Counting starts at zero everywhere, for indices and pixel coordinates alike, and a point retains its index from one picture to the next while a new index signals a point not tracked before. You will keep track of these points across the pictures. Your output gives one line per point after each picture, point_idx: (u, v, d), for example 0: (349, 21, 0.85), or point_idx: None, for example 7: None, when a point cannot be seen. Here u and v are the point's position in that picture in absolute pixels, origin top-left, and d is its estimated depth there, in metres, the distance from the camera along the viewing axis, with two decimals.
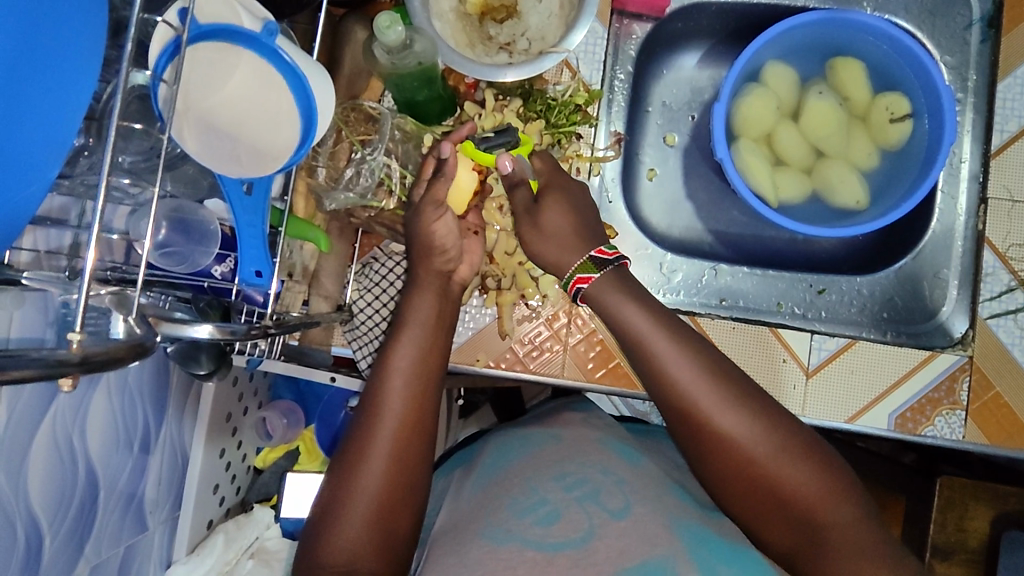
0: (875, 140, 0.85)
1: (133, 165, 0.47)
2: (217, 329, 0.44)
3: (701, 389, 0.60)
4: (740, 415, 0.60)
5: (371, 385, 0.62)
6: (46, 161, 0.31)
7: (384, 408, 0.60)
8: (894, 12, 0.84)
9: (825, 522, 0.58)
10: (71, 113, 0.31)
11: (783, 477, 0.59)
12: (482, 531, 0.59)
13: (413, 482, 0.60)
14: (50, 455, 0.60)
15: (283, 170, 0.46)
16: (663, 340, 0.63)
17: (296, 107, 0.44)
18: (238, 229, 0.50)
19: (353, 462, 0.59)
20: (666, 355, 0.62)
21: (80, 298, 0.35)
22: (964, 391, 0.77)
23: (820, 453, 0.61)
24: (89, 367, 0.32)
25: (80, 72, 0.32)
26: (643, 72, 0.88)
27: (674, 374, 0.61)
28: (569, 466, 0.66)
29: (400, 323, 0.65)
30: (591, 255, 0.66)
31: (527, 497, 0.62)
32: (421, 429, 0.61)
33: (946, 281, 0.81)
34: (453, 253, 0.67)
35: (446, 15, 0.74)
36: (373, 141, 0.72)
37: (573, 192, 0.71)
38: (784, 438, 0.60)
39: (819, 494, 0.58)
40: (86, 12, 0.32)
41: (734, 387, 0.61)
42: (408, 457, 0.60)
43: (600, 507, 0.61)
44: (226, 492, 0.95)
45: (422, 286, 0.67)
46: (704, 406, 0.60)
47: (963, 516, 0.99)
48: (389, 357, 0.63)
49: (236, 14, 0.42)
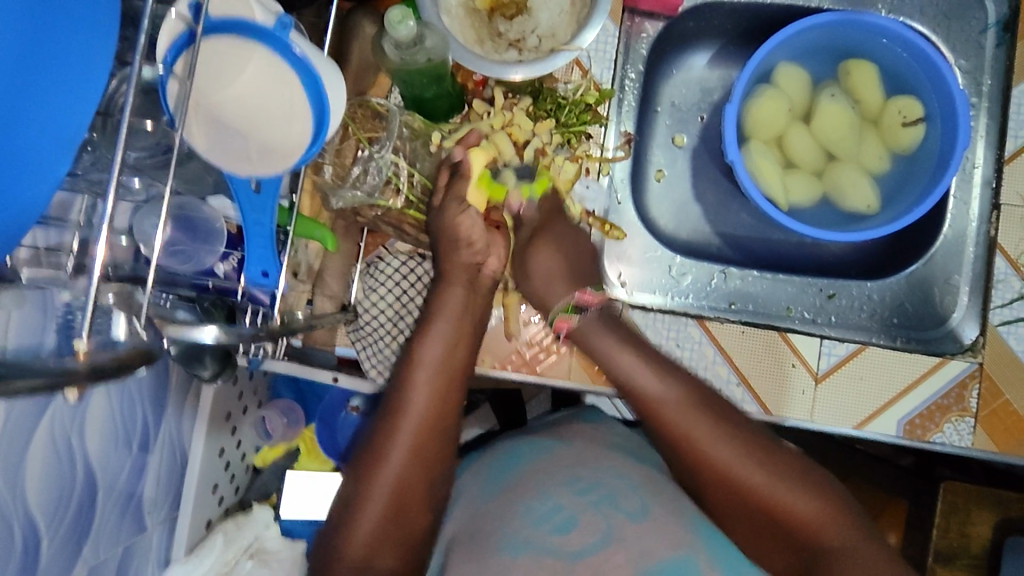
0: (887, 144, 0.84)
1: (138, 162, 0.45)
2: (224, 332, 0.43)
3: (694, 419, 0.64)
4: (734, 444, 0.62)
5: (397, 379, 0.61)
6: (52, 161, 0.29)
7: (408, 403, 0.59)
8: (909, 14, 0.83)
9: (829, 543, 0.59)
10: (81, 109, 0.30)
11: (777, 498, 0.60)
12: (503, 538, 0.60)
13: (430, 476, 0.60)
14: (48, 455, 0.59)
15: (294, 168, 0.45)
16: (655, 375, 0.66)
17: (309, 105, 0.42)
18: (245, 228, 0.48)
19: (373, 455, 0.59)
20: (655, 388, 0.66)
21: (91, 300, 0.34)
22: (973, 399, 0.76)
23: (821, 478, 0.62)
24: (99, 375, 0.30)
25: (89, 67, 0.30)
26: (653, 72, 0.87)
27: (665, 404, 0.65)
28: (582, 471, 0.64)
29: (429, 316, 0.63)
30: (574, 300, 0.72)
31: (541, 502, 0.62)
32: (445, 425, 0.60)
33: (956, 287, 0.81)
34: (481, 247, 0.64)
35: (455, 11, 0.73)
36: (381, 139, 0.69)
37: (567, 231, 0.74)
38: (776, 463, 0.62)
39: (821, 516, 0.59)
40: (97, 8, 0.31)
41: (723, 416, 0.64)
42: (430, 453, 0.59)
43: (617, 510, 0.61)
44: (226, 491, 0.94)
45: (450, 279, 0.64)
46: (697, 435, 0.63)
47: (966, 522, 0.98)
48: (415, 351, 0.61)
49: (249, 6, 0.40)
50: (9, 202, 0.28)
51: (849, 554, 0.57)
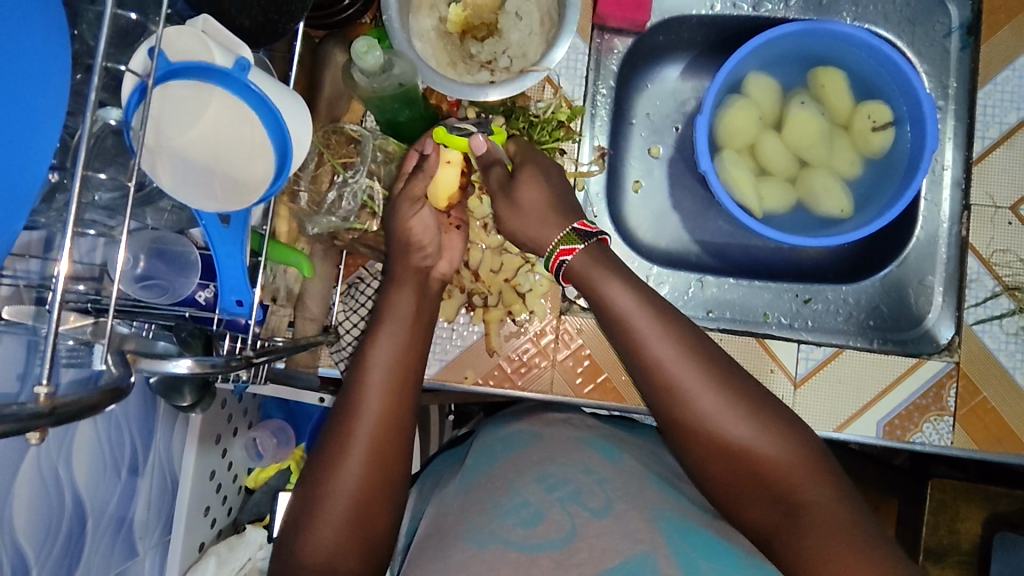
0: (858, 148, 0.85)
1: (110, 201, 0.47)
2: (197, 363, 0.43)
3: (685, 366, 0.61)
4: (721, 394, 0.61)
5: (347, 387, 0.62)
6: (11, 199, 0.31)
7: (365, 405, 0.60)
8: (874, 21, 0.84)
9: (801, 495, 0.58)
10: (38, 152, 0.31)
11: (761, 448, 0.60)
12: (465, 534, 0.59)
13: (390, 482, 0.60)
14: (36, 485, 0.60)
15: (260, 203, 0.46)
16: (647, 318, 0.63)
17: (270, 141, 0.44)
18: (216, 259, 0.50)
19: (328, 463, 0.59)
20: (648, 332, 0.62)
21: (54, 337, 0.35)
22: (951, 398, 0.78)
23: (797, 427, 0.62)
24: (59, 418, 0.31)
25: (48, 109, 0.32)
26: (625, 85, 0.88)
27: (658, 353, 0.62)
28: (550, 467, 0.65)
29: (380, 320, 0.65)
30: (574, 229, 0.66)
31: (509, 499, 0.62)
32: (399, 432, 0.61)
33: (931, 288, 0.82)
34: (431, 250, 0.68)
35: (427, 35, 0.75)
36: (355, 164, 0.71)
37: None
38: (761, 416, 0.61)
39: (798, 465, 0.59)
40: (52, 56, 0.32)
41: (713, 366, 0.62)
42: (386, 457, 0.60)
43: (581, 506, 0.60)
44: (218, 513, 0.95)
45: (400, 284, 0.67)
46: (686, 383, 0.61)
47: (955, 519, 0.99)
48: (362, 359, 0.63)
49: (208, 50, 0.42)
50: None
51: (821, 506, 0.57)
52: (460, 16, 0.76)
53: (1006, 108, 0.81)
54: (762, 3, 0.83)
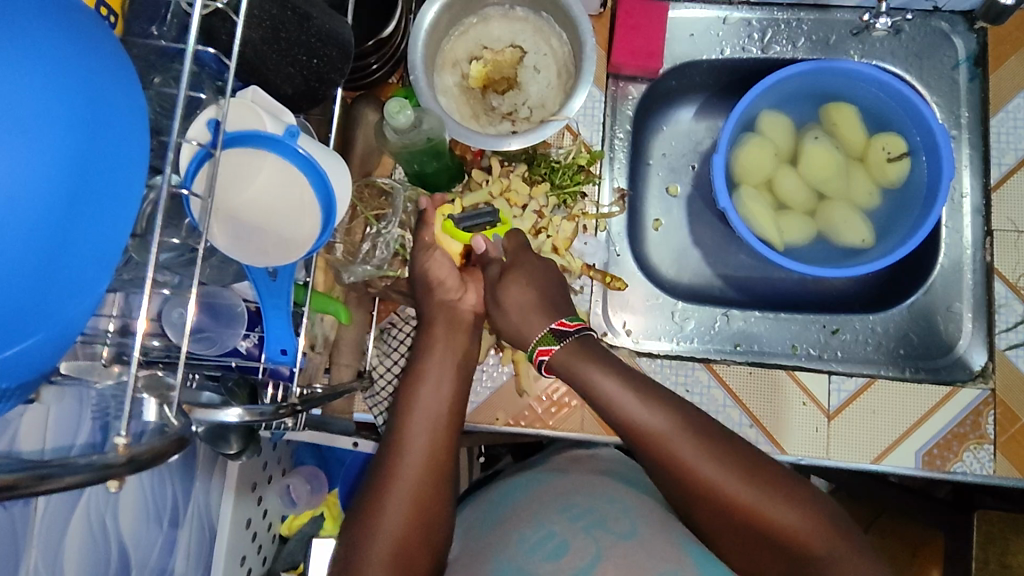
0: (875, 179, 0.86)
1: (168, 261, 0.49)
2: (247, 411, 0.45)
3: (678, 439, 0.60)
4: (716, 458, 0.60)
5: (393, 425, 0.64)
6: (104, 259, 0.33)
7: (404, 456, 0.61)
8: (881, 57, 0.86)
9: (815, 551, 0.57)
10: (127, 212, 0.33)
11: (766, 509, 0.58)
12: (493, 567, 0.61)
13: (430, 524, 0.60)
14: (84, 538, 0.62)
15: (306, 256, 0.49)
16: (629, 395, 0.62)
17: (317, 200, 0.47)
18: (264, 311, 0.52)
19: (371, 506, 0.60)
20: (633, 407, 0.62)
21: (131, 388, 0.38)
22: (990, 425, 0.77)
23: (797, 485, 0.60)
24: (136, 465, 0.34)
25: (135, 172, 0.34)
26: (641, 127, 0.91)
27: (649, 425, 0.61)
28: (576, 498, 0.68)
29: (422, 356, 0.67)
30: (552, 329, 0.66)
31: (535, 531, 0.65)
32: (443, 474, 0.62)
33: (960, 314, 0.81)
34: (452, 284, 0.69)
35: (450, 90, 0.79)
36: (387, 216, 0.75)
37: (539, 267, 0.70)
38: (762, 480, 0.59)
39: (807, 525, 0.58)
40: (143, 127, 0.34)
41: (702, 428, 0.61)
42: (425, 503, 0.60)
43: (607, 531, 0.63)
44: (253, 562, 0.93)
45: (433, 321, 0.69)
46: (680, 455, 0.60)
47: (1006, 553, 0.94)
48: (410, 399, 0.64)
49: (260, 119, 0.46)
50: (75, 305, 0.32)
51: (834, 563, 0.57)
52: (481, 73, 0.79)
53: (1021, 136, 0.82)
54: (771, 46, 0.87)
